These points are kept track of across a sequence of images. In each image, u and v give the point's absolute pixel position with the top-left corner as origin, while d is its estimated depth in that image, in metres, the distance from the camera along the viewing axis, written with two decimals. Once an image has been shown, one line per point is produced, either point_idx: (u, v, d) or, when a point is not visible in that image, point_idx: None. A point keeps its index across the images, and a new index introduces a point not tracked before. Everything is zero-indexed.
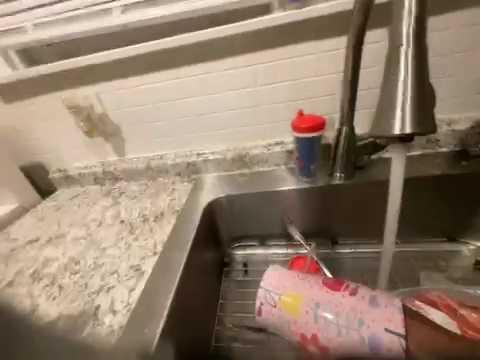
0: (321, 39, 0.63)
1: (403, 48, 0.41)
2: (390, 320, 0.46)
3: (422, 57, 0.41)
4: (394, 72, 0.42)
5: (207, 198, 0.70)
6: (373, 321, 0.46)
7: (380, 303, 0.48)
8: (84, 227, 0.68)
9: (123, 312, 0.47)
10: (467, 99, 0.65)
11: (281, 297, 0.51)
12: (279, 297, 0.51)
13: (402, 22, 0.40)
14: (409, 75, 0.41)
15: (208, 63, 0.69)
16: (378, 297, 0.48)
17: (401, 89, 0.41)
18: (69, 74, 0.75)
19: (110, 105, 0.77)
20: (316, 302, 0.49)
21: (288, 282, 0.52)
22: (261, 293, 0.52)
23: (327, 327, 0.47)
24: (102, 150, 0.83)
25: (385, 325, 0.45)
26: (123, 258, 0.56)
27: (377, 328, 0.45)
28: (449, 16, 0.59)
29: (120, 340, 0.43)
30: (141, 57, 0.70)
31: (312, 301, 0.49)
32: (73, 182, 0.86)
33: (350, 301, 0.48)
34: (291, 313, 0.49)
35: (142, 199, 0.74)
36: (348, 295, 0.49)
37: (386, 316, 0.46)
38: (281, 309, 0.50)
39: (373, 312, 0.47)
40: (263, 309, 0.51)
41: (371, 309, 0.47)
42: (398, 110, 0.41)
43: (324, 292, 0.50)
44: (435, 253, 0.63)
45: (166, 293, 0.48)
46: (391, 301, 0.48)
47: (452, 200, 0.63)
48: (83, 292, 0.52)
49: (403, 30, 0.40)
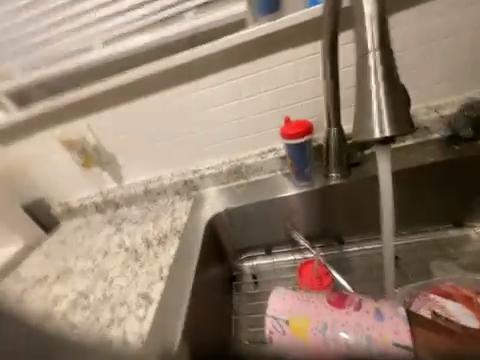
0: (297, 46, 0.65)
1: (372, 53, 0.42)
2: (397, 331, 0.46)
3: (389, 61, 0.42)
4: (365, 77, 0.42)
5: (208, 214, 0.70)
6: (382, 336, 0.46)
7: (385, 313, 0.47)
8: (90, 259, 0.68)
9: (137, 341, 0.47)
10: (451, 83, 0.65)
11: (289, 323, 0.49)
12: (287, 323, 0.49)
13: (368, 30, 0.42)
14: (380, 78, 0.42)
15: (191, 83, 0.71)
16: (383, 310, 0.48)
17: (375, 94, 0.42)
18: (59, 110, 0.77)
19: (101, 135, 0.79)
20: (323, 323, 0.48)
21: (294, 306, 0.50)
22: (269, 322, 0.50)
23: (337, 346, 0.47)
24: (98, 179, 0.84)
25: (392, 337, 0.45)
26: (131, 286, 0.57)
27: (385, 342, 0.45)
28: (420, 8, 0.60)
29: None
30: (127, 87, 0.72)
31: (320, 322, 0.48)
32: (73, 214, 0.87)
33: (356, 316, 0.48)
34: (300, 339, 0.48)
35: (144, 223, 0.74)
36: (353, 311, 0.49)
37: (393, 328, 0.46)
38: (290, 336, 0.49)
39: (380, 326, 0.47)
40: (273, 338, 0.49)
41: (378, 323, 0.47)
42: (375, 112, 0.42)
43: (330, 311, 0.49)
44: (443, 240, 0.63)
45: (174, 322, 0.49)
46: (396, 311, 0.48)
47: (451, 186, 0.62)
48: (95, 325, 0.52)
49: (367, 37, 0.42)
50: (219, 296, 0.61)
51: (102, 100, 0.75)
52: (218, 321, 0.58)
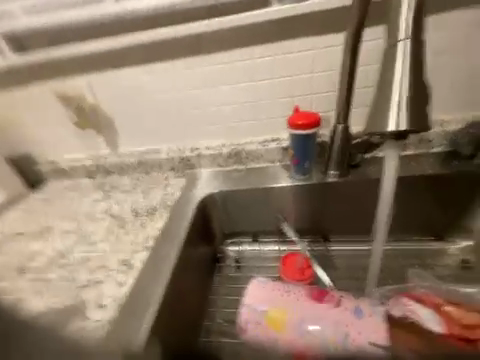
0: (318, 35, 0.63)
1: (401, 42, 0.41)
2: (373, 329, 0.48)
3: (415, 55, 0.40)
4: (391, 66, 0.41)
5: (201, 194, 0.69)
6: (359, 333, 0.47)
7: (363, 311, 0.50)
8: (74, 221, 0.67)
9: (111, 306, 0.47)
10: (460, 100, 0.66)
11: (268, 312, 0.51)
12: (265, 311, 0.51)
13: None
14: (406, 72, 0.40)
15: (202, 56, 0.68)
16: (362, 308, 0.50)
17: (397, 87, 0.41)
18: (57, 62, 0.72)
19: (101, 96, 0.75)
20: (301, 314, 0.50)
21: (273, 296, 0.52)
22: (249, 308, 0.52)
23: (314, 339, 0.48)
24: (91, 142, 0.81)
25: (369, 334, 0.47)
26: (115, 252, 0.56)
27: (362, 338, 0.47)
28: (445, 18, 0.59)
29: (107, 338, 0.43)
30: (136, 50, 0.69)
31: (298, 314, 0.50)
32: (61, 174, 0.84)
33: (335, 311, 0.50)
34: (278, 329, 0.50)
35: (134, 194, 0.73)
36: (332, 306, 0.51)
37: (370, 326, 0.48)
38: (269, 325, 0.50)
39: (358, 323, 0.48)
40: (250, 325, 0.51)
41: (355, 320, 0.49)
42: (393, 104, 0.41)
43: (309, 305, 0.51)
44: (425, 251, 0.65)
45: (158, 292, 0.48)
46: (374, 308, 0.50)
47: (443, 199, 0.64)
48: (71, 285, 0.51)
49: (400, 26, 0.41)
50: (200, 274, 0.61)
51: (107, 59, 0.71)
52: (197, 297, 0.58)
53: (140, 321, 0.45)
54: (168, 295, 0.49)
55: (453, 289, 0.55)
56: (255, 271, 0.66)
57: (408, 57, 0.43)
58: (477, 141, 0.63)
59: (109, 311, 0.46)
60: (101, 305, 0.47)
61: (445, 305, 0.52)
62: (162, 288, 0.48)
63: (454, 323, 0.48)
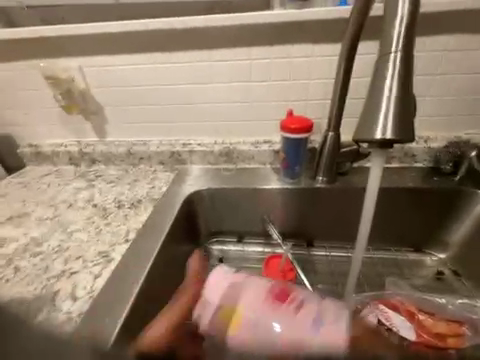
0: (317, 43, 0.64)
1: (393, 53, 0.40)
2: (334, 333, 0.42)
3: (408, 66, 0.41)
4: (382, 76, 0.41)
5: (189, 190, 0.68)
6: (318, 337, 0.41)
7: (326, 312, 0.45)
8: (52, 208, 0.63)
9: (85, 298, 0.42)
10: (444, 119, 0.69)
11: (224, 305, 0.47)
12: (221, 304, 0.48)
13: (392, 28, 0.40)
14: (395, 80, 0.40)
15: (201, 51, 0.67)
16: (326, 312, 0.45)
17: (386, 95, 0.41)
18: (49, 42, 0.69)
19: (92, 81, 0.72)
20: (259, 308, 0.46)
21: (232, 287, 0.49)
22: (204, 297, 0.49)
23: (267, 338, 0.43)
24: (79, 129, 0.79)
25: (328, 338, 0.42)
26: (91, 242, 0.52)
27: (319, 344, 0.41)
28: (436, 39, 0.62)
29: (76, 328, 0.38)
30: (132, 36, 0.67)
31: (256, 308, 0.46)
32: (44, 159, 0.81)
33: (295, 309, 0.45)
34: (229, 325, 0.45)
35: (119, 184, 0.71)
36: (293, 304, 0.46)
37: (327, 326, 0.43)
38: (221, 319, 0.46)
39: (319, 325, 0.43)
40: (205, 316, 0.48)
41: (316, 321, 0.44)
42: (381, 111, 0.41)
43: (268, 300, 0.47)
44: (403, 260, 0.67)
45: (135, 284, 0.44)
46: (341, 311, 0.46)
47: (422, 211, 0.67)
48: (38, 274, 0.46)
49: (393, 37, 0.40)
50: (181, 271, 0.59)
51: (101, 43, 0.68)
52: None
53: (114, 311, 0.40)
54: (147, 290, 0.46)
55: (428, 298, 0.55)
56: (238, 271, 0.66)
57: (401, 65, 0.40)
58: (457, 159, 0.65)
59: (80, 302, 0.41)
60: (73, 295, 0.42)
61: (420, 314, 0.53)
62: (141, 279, 0.45)
63: (425, 332, 0.49)
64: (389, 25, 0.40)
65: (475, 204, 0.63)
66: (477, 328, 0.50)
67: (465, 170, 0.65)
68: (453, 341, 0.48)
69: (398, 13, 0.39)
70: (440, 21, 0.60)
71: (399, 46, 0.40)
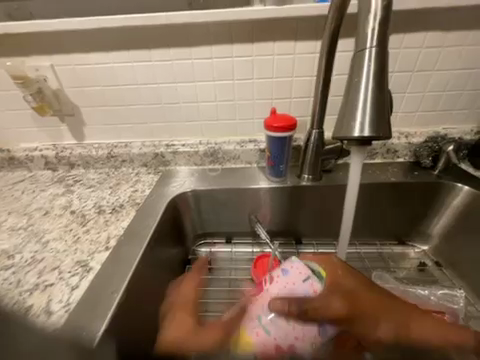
0: (298, 40, 0.63)
1: (368, 49, 0.40)
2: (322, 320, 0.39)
3: (383, 62, 0.41)
4: (359, 72, 0.41)
5: (173, 191, 0.66)
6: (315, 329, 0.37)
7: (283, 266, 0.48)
8: (26, 217, 0.59)
9: (61, 312, 0.38)
10: (421, 115, 0.72)
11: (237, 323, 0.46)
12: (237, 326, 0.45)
13: (368, 25, 0.40)
14: (372, 75, 0.40)
15: (181, 48, 0.64)
16: (288, 266, 0.46)
17: (364, 90, 0.41)
18: (14, 40, 0.65)
19: (66, 80, 0.69)
20: (255, 318, 0.43)
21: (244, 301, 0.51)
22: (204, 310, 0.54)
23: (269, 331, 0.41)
24: (55, 132, 0.75)
25: (287, 269, 0.46)
26: (69, 250, 0.49)
27: (282, 279, 0.45)
28: (414, 36, 0.63)
29: None
30: (104, 33, 0.63)
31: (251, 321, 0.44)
32: (17, 164, 0.76)
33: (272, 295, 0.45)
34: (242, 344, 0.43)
35: (100, 189, 0.68)
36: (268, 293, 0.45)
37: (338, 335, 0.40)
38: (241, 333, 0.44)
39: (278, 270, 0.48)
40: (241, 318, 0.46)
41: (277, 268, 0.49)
42: (359, 108, 0.41)
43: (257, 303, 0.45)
44: (389, 254, 0.68)
45: (116, 292, 0.41)
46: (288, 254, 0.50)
47: (405, 205, 0.68)
48: (9, 288, 0.43)
49: (367, 33, 0.40)
50: (167, 277, 0.56)
51: (72, 40, 0.64)
52: (163, 300, 0.53)
53: (93, 323, 0.37)
54: (129, 299, 0.43)
55: (411, 290, 0.56)
56: (227, 273, 0.64)
57: (378, 61, 0.40)
58: (435, 153, 0.68)
59: (56, 315, 0.38)
60: (47, 309, 0.39)
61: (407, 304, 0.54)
62: (123, 285, 0.42)
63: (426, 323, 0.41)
64: (363, 22, 0.40)
65: (452, 198, 0.65)
66: (457, 315, 0.51)
67: (443, 164, 0.67)
68: None
69: (372, 8, 0.39)
70: (417, 18, 0.61)
71: (373, 42, 0.40)
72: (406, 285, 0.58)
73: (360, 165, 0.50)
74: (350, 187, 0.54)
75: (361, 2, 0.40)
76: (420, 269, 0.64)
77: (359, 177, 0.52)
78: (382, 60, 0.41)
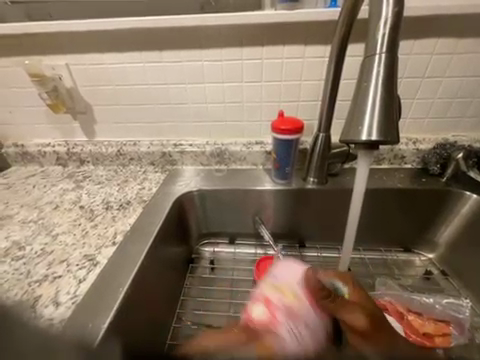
0: (307, 44, 0.64)
1: (377, 55, 0.40)
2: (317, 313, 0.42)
3: (392, 68, 0.41)
4: (367, 77, 0.41)
5: (179, 190, 0.67)
6: None
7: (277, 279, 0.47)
8: (36, 211, 0.61)
9: (68, 304, 0.39)
10: (429, 123, 0.71)
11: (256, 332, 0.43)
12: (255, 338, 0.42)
13: (377, 33, 0.40)
14: (381, 80, 0.41)
15: (192, 50, 0.66)
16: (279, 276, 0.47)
17: (372, 95, 0.41)
18: (32, 40, 0.67)
19: (80, 80, 0.71)
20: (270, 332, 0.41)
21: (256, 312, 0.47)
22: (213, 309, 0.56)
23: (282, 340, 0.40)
24: (67, 128, 0.78)
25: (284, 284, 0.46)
26: (77, 244, 0.51)
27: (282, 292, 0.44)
28: (425, 43, 0.62)
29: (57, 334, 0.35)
30: (118, 34, 0.65)
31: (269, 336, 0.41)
32: (29, 159, 0.79)
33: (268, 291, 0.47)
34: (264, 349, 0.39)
35: (108, 186, 0.69)
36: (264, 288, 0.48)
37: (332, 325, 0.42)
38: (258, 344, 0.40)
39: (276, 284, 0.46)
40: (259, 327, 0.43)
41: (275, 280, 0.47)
42: (367, 114, 0.41)
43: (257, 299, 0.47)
44: (394, 260, 0.67)
45: (121, 287, 0.42)
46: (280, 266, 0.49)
47: (411, 212, 0.68)
48: (19, 278, 0.44)
49: (377, 39, 0.40)
50: (171, 274, 0.57)
51: (86, 41, 0.66)
52: (165, 297, 0.54)
53: (97, 318, 0.38)
54: (133, 294, 0.44)
55: (416, 298, 0.55)
56: (229, 273, 0.64)
57: (387, 67, 0.40)
58: (444, 160, 0.67)
59: (64, 307, 0.39)
60: (55, 301, 0.40)
61: (412, 312, 0.54)
62: (128, 281, 0.43)
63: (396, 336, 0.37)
64: (373, 28, 0.40)
65: (459, 206, 0.64)
66: (462, 326, 0.50)
67: (451, 172, 0.66)
68: (440, 341, 0.49)
69: (383, 15, 0.39)
70: (429, 24, 0.60)
71: (382, 49, 0.40)
72: (411, 292, 0.57)
73: (367, 170, 0.50)
74: (356, 191, 0.53)
75: (372, 8, 0.40)
76: (426, 277, 0.63)
77: (365, 181, 0.52)
78: (391, 66, 0.41)
